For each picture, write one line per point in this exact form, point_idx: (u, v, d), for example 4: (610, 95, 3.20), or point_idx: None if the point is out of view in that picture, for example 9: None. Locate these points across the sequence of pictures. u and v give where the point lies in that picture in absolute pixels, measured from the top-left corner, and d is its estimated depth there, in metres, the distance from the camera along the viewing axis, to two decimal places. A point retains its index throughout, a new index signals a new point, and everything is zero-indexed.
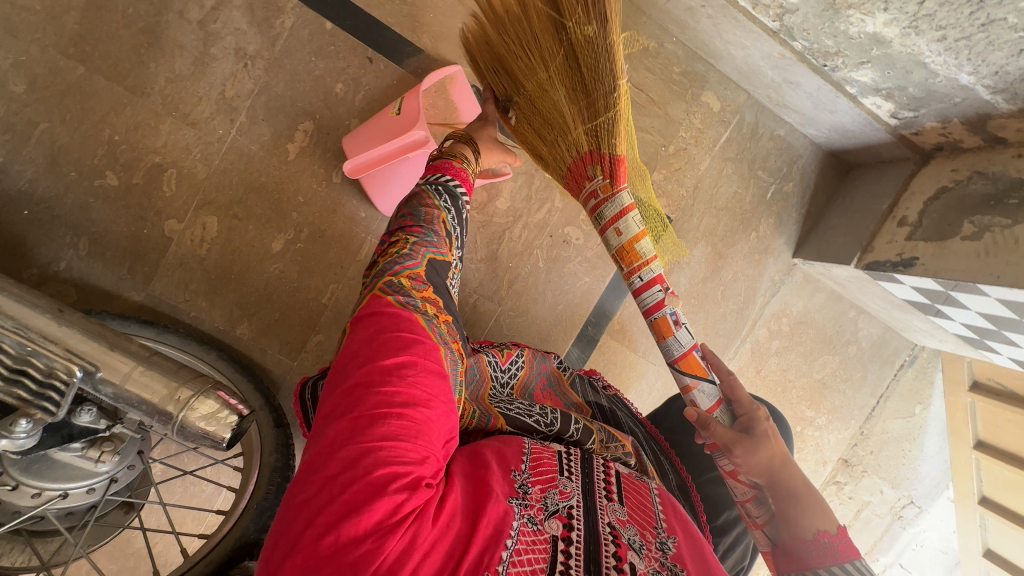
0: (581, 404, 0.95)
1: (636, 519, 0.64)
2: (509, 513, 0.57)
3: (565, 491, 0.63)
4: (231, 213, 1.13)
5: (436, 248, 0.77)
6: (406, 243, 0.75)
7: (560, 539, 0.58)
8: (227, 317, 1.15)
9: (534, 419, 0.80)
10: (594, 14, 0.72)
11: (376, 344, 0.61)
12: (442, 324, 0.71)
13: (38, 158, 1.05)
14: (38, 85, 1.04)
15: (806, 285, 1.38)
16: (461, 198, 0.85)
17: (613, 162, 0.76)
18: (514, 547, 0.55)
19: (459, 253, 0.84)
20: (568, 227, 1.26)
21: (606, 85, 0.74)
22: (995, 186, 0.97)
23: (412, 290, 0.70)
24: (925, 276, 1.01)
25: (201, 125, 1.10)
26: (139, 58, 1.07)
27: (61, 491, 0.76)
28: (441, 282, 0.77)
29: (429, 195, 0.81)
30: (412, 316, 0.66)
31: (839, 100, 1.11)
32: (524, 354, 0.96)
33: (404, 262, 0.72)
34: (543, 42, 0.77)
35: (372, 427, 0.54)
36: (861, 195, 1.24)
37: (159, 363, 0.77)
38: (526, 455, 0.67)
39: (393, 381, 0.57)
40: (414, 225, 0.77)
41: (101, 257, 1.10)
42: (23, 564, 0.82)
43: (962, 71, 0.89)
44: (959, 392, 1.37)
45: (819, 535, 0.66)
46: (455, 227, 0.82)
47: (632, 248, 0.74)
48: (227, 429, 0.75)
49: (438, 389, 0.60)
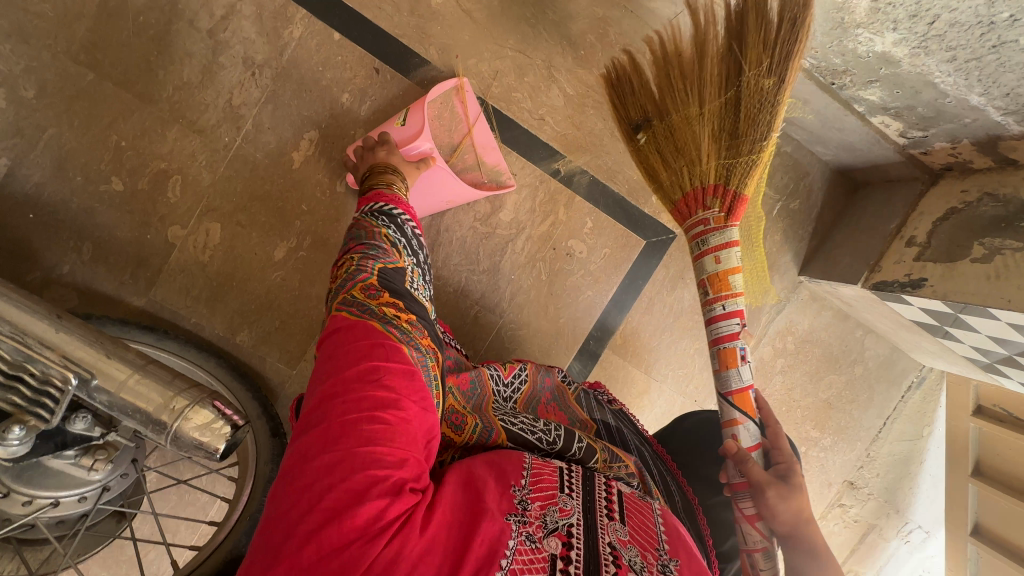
0: (586, 421, 0.93)
1: (638, 540, 0.62)
2: (505, 531, 0.56)
3: (565, 509, 0.62)
4: (234, 220, 1.13)
5: (385, 257, 0.78)
6: (354, 262, 0.76)
7: (558, 558, 0.56)
8: (227, 323, 1.15)
9: (536, 436, 0.78)
10: (776, 71, 0.78)
11: (342, 354, 0.61)
12: (405, 323, 0.69)
13: (45, 162, 1.06)
14: (48, 90, 1.05)
15: (812, 302, 1.36)
16: (402, 218, 0.88)
17: (735, 199, 0.79)
18: (508, 565, 0.54)
19: (416, 263, 0.85)
20: (572, 240, 1.25)
21: (759, 132, 0.79)
22: (1006, 209, 0.96)
23: (368, 299, 0.69)
24: (933, 298, 0.99)
25: (207, 132, 1.11)
26: (149, 66, 1.07)
27: (52, 499, 0.75)
28: (400, 288, 0.76)
29: (368, 220, 0.84)
30: (369, 322, 0.65)
31: (847, 119, 1.10)
32: (527, 367, 0.94)
33: (354, 278, 0.72)
34: (707, 83, 0.82)
35: (345, 434, 0.54)
36: (870, 213, 1.22)
37: (155, 370, 0.77)
38: (527, 470, 0.65)
39: (363, 387, 0.57)
40: (357, 246, 0.79)
41: (104, 262, 1.10)
42: (11, 573, 0.79)
43: (972, 92, 0.88)
44: (962, 418, 1.34)
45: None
46: (401, 241, 0.84)
47: (725, 278, 0.78)
48: (221, 440, 0.74)
49: (410, 390, 0.59)
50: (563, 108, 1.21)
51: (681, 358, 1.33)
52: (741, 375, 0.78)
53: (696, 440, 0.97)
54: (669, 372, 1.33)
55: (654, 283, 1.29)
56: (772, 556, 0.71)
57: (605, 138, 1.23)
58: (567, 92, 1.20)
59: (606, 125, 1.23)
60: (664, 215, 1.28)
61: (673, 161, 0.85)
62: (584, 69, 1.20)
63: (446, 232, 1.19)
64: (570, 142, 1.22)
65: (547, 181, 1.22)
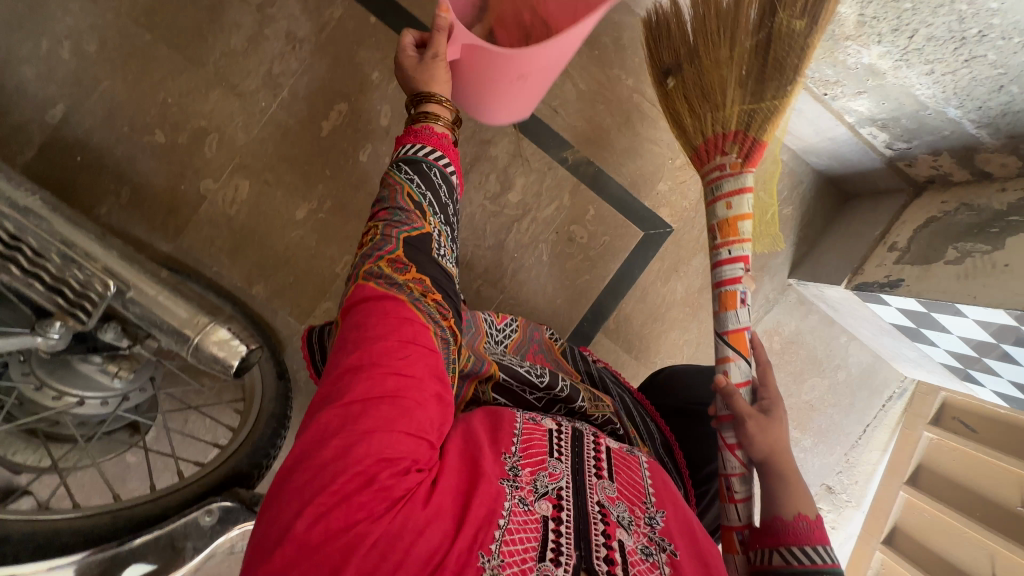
0: (572, 371, 1.00)
1: (626, 495, 0.65)
2: (501, 494, 0.59)
3: (554, 473, 0.64)
4: (262, 178, 1.22)
5: (408, 223, 0.70)
6: (377, 232, 0.70)
7: (550, 519, 0.59)
8: (246, 275, 1.23)
9: (526, 369, 0.86)
10: (808, 12, 0.79)
11: (368, 330, 0.59)
12: (432, 303, 0.65)
13: (98, 111, 1.16)
14: (108, 47, 1.15)
15: (799, 306, 1.42)
16: (429, 164, 0.76)
17: (754, 145, 0.82)
18: (506, 526, 0.57)
19: (444, 222, 0.75)
20: (574, 226, 1.32)
21: (783, 79, 0.81)
22: (979, 216, 1.03)
23: (395, 272, 0.65)
24: (908, 297, 1.06)
25: (246, 97, 1.20)
26: (200, 33, 1.18)
27: (78, 398, 0.82)
28: (428, 259, 0.69)
29: (393, 173, 0.75)
30: (399, 298, 0.62)
31: (839, 129, 1.18)
32: (517, 320, 1.02)
33: (380, 250, 0.67)
34: (739, 27, 0.83)
35: (363, 414, 0.53)
36: (857, 221, 1.29)
37: (182, 291, 0.84)
38: (518, 435, 0.67)
39: (385, 366, 0.56)
40: (380, 211, 0.72)
41: (139, 207, 1.19)
42: (32, 464, 0.86)
43: (949, 105, 0.96)
44: (916, 426, 1.44)
45: (798, 518, 0.68)
46: (426, 195, 0.73)
47: (733, 224, 0.81)
48: (237, 357, 0.81)
49: (429, 373, 0.59)
50: (575, 101, 1.29)
51: (670, 349, 1.40)
52: (738, 316, 0.81)
53: (678, 388, 1.01)
54: (657, 360, 1.39)
55: (649, 274, 1.36)
56: (748, 480, 0.75)
57: (612, 132, 1.31)
58: (580, 88, 1.29)
59: (614, 121, 1.31)
60: (662, 210, 1.35)
61: (699, 108, 0.86)
62: (598, 67, 1.29)
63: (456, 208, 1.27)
64: (580, 134, 1.30)
65: (555, 168, 1.30)
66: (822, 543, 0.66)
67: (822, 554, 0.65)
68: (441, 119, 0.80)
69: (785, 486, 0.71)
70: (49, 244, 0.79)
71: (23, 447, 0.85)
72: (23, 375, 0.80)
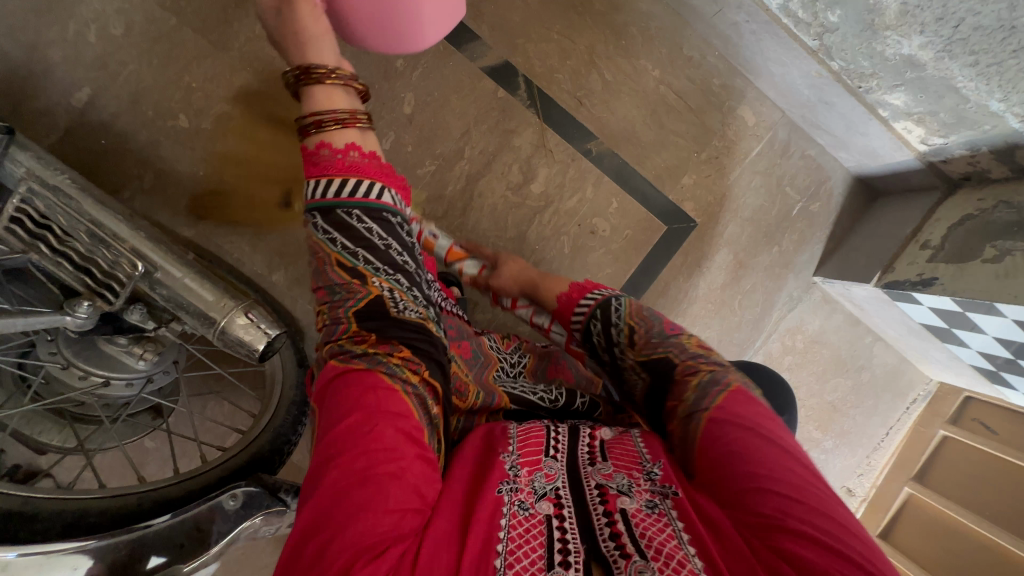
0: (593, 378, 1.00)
1: (621, 464, 0.65)
2: (496, 509, 0.58)
3: (550, 474, 0.65)
4: (284, 165, 1.22)
5: (350, 298, 0.70)
6: (326, 316, 0.71)
7: (553, 517, 0.59)
8: (266, 262, 1.23)
9: (538, 395, 0.86)
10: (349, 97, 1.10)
11: (336, 414, 0.61)
12: (397, 358, 0.65)
13: (123, 95, 1.16)
14: (134, 31, 1.15)
15: (824, 304, 1.39)
16: (360, 224, 0.73)
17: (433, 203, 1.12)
18: (507, 532, 0.56)
19: (390, 271, 0.73)
20: (596, 218, 1.31)
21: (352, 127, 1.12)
22: (1018, 214, 1.01)
23: (356, 345, 0.67)
24: (943, 295, 1.04)
25: (270, 83, 1.20)
26: (226, 17, 1.17)
27: (104, 378, 0.81)
28: (384, 319, 0.69)
29: (321, 247, 0.73)
30: (364, 368, 0.64)
31: (872, 124, 1.15)
32: (525, 347, 1.04)
33: (335, 333, 0.69)
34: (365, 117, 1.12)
35: (336, 503, 0.53)
36: (886, 219, 1.27)
37: (209, 273, 0.83)
38: (514, 439, 0.70)
39: (353, 446, 0.57)
40: (322, 292, 0.72)
41: (162, 192, 1.19)
42: (59, 445, 0.85)
43: (993, 97, 0.94)
44: (932, 424, 1.43)
45: (561, 295, 0.93)
46: (359, 254, 0.72)
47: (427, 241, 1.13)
48: (262, 340, 0.81)
49: (398, 438, 0.58)
50: (600, 92, 1.28)
51: None
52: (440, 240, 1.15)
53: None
54: None
55: (672, 269, 1.34)
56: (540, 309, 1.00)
57: (637, 124, 1.29)
58: (605, 78, 1.27)
59: (638, 113, 1.29)
60: (686, 204, 1.33)
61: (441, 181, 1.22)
62: (624, 58, 1.27)
63: (478, 198, 1.26)
64: (604, 125, 1.28)
65: (578, 160, 1.28)
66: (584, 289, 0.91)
67: (589, 298, 0.88)
68: (330, 114, 0.73)
69: (540, 287, 1.00)
70: (78, 223, 0.79)
71: (49, 428, 0.85)
72: (50, 355, 0.80)
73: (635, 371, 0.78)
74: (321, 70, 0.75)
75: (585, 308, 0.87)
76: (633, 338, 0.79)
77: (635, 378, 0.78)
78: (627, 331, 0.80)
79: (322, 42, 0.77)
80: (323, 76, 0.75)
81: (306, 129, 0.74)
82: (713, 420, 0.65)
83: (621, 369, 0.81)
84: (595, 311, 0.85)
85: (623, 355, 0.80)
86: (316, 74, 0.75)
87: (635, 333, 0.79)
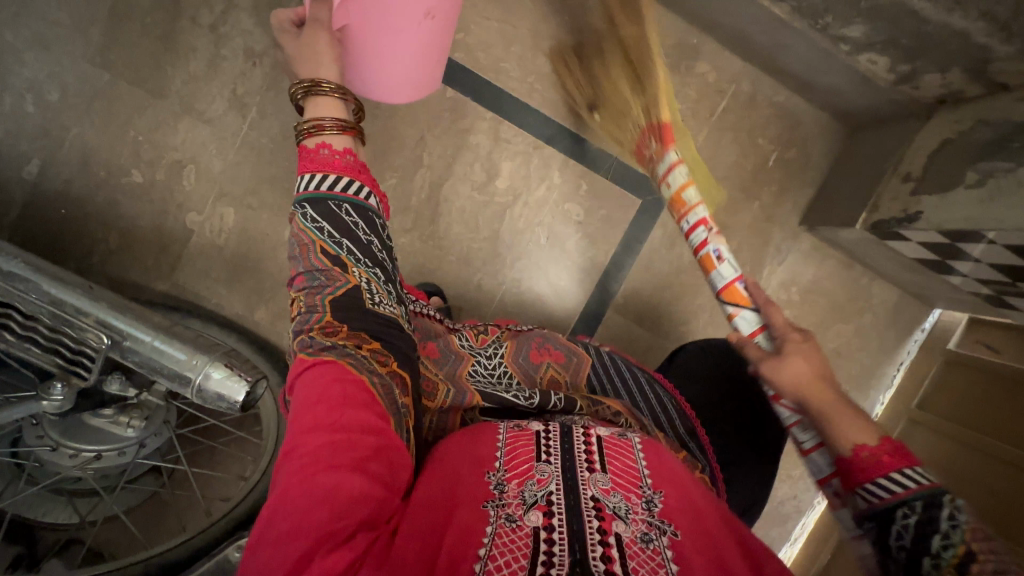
0: (581, 357, 0.97)
1: (620, 484, 0.66)
2: (483, 519, 0.60)
3: (543, 479, 0.65)
4: (245, 204, 1.20)
5: (330, 286, 0.69)
6: (301, 303, 0.70)
7: (541, 529, 0.59)
8: (246, 302, 1.23)
9: (512, 393, 0.86)
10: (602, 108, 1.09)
11: (303, 403, 0.60)
12: (369, 352, 0.66)
13: (71, 160, 1.14)
14: (69, 93, 1.13)
15: (814, 252, 1.36)
16: (346, 214, 0.72)
17: (660, 125, 0.94)
18: (490, 549, 0.56)
19: (371, 263, 0.72)
20: (568, 204, 1.28)
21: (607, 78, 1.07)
22: (998, 132, 0.96)
23: (329, 337, 0.66)
24: (929, 229, 1.00)
25: (216, 122, 1.17)
26: (157, 63, 1.14)
27: (94, 453, 0.81)
28: (360, 314, 0.68)
29: (304, 230, 0.72)
30: (332, 359, 0.63)
31: (835, 59, 1.10)
32: (504, 336, 0.99)
33: (309, 320, 0.67)
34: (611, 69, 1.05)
35: (302, 491, 0.53)
36: (866, 156, 1.22)
37: (180, 332, 0.83)
38: (502, 448, 0.70)
39: (321, 435, 0.57)
40: (299, 277, 0.71)
41: (130, 250, 1.19)
42: (64, 521, 0.87)
43: (953, 15, 0.89)
44: (935, 352, 1.38)
45: (859, 450, 0.62)
46: (343, 244, 0.71)
47: (679, 196, 0.88)
48: (240, 391, 0.80)
49: (367, 429, 0.58)
50: (551, 74, 1.23)
51: (683, 316, 1.35)
52: (729, 267, 0.82)
53: (701, 372, 1.02)
54: (673, 330, 1.35)
55: (653, 243, 1.31)
56: (808, 430, 0.72)
57: None
58: (555, 58, 1.23)
59: None
60: None
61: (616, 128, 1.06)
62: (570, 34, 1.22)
63: (445, 204, 1.24)
64: (560, 107, 1.24)
65: (540, 148, 1.25)
66: (908, 464, 0.59)
67: (910, 478, 0.58)
68: (333, 118, 0.74)
69: (827, 423, 0.65)
70: (40, 306, 0.79)
71: (52, 507, 0.86)
72: (38, 438, 0.81)
73: None
74: (324, 82, 0.76)
75: (907, 487, 0.58)
76: (962, 564, 0.51)
77: None
78: (957, 561, 0.52)
79: (331, 66, 0.79)
80: (332, 89, 0.76)
81: (304, 132, 0.74)
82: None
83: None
84: (913, 501, 0.57)
85: (930, 569, 0.53)
86: (325, 87, 0.76)
87: (966, 556, 0.52)
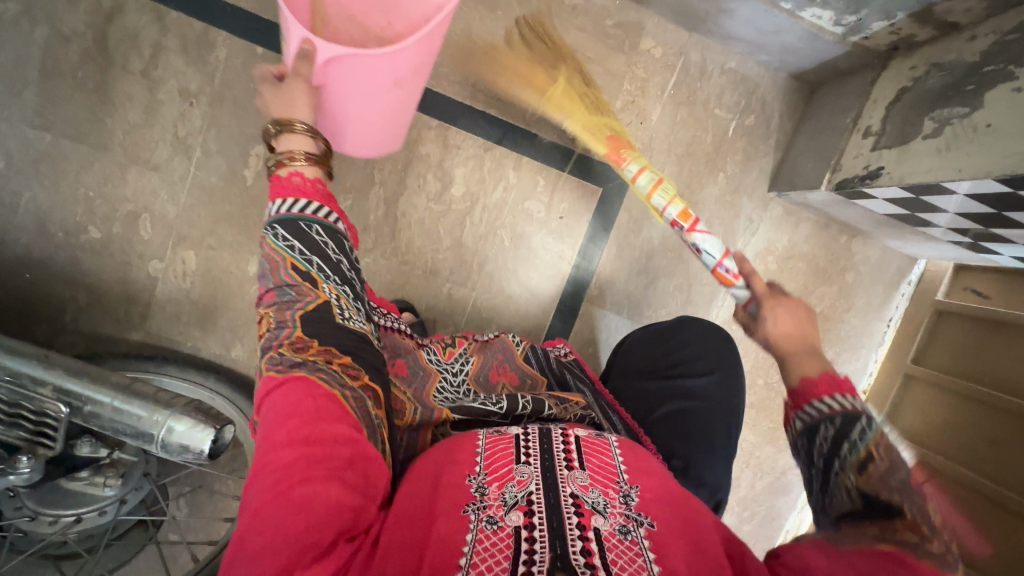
0: (539, 377, 0.98)
1: (598, 480, 0.65)
2: (462, 526, 0.57)
3: (522, 480, 0.63)
4: (205, 245, 1.20)
5: (302, 300, 0.66)
6: (271, 318, 0.66)
7: (522, 528, 0.57)
8: (221, 342, 1.23)
9: (481, 403, 0.83)
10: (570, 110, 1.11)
11: (274, 417, 0.57)
12: (340, 368, 0.63)
13: (28, 224, 1.15)
14: (14, 159, 1.13)
15: (788, 218, 1.32)
16: (314, 230, 0.70)
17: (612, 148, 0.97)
18: (472, 552, 0.54)
19: (343, 280, 0.70)
20: (528, 202, 1.26)
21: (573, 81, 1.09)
22: (952, 76, 0.91)
23: (299, 353, 0.63)
24: (893, 185, 0.96)
25: (163, 168, 1.17)
26: (95, 116, 1.14)
27: (74, 516, 0.82)
28: (332, 331, 0.66)
29: (272, 243, 0.69)
30: (302, 375, 0.60)
31: (778, 19, 1.06)
32: (471, 346, 0.99)
33: (278, 336, 0.64)
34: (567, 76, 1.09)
35: (276, 507, 0.51)
36: (827, 113, 1.18)
37: (138, 387, 0.83)
38: (481, 453, 0.66)
39: (293, 450, 0.54)
40: (268, 292, 0.68)
41: (99, 305, 1.20)
42: None
43: None
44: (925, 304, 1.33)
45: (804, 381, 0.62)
46: (314, 260, 0.68)
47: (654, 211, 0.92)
48: (205, 442, 0.80)
49: (341, 439, 0.56)
50: None
51: (661, 300, 1.33)
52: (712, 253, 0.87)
53: (649, 355, 1.01)
54: (652, 314, 1.33)
55: (619, 229, 1.29)
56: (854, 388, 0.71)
57: None
58: None
59: None
60: None
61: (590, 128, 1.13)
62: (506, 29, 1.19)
63: (403, 218, 1.23)
64: (506, 105, 1.22)
65: (492, 149, 1.23)
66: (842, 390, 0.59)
67: (836, 401, 0.58)
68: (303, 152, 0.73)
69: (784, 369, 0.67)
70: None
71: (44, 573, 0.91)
72: (16, 509, 0.82)
73: (848, 501, 0.53)
74: (291, 120, 0.75)
75: (836, 405, 0.58)
76: (861, 464, 0.53)
77: (842, 503, 0.54)
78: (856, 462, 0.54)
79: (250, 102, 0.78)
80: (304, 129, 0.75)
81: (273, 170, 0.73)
82: (903, 564, 0.47)
83: (828, 486, 0.55)
84: (831, 416, 0.57)
85: (836, 471, 0.54)
86: (298, 126, 0.75)
87: (867, 461, 0.53)
